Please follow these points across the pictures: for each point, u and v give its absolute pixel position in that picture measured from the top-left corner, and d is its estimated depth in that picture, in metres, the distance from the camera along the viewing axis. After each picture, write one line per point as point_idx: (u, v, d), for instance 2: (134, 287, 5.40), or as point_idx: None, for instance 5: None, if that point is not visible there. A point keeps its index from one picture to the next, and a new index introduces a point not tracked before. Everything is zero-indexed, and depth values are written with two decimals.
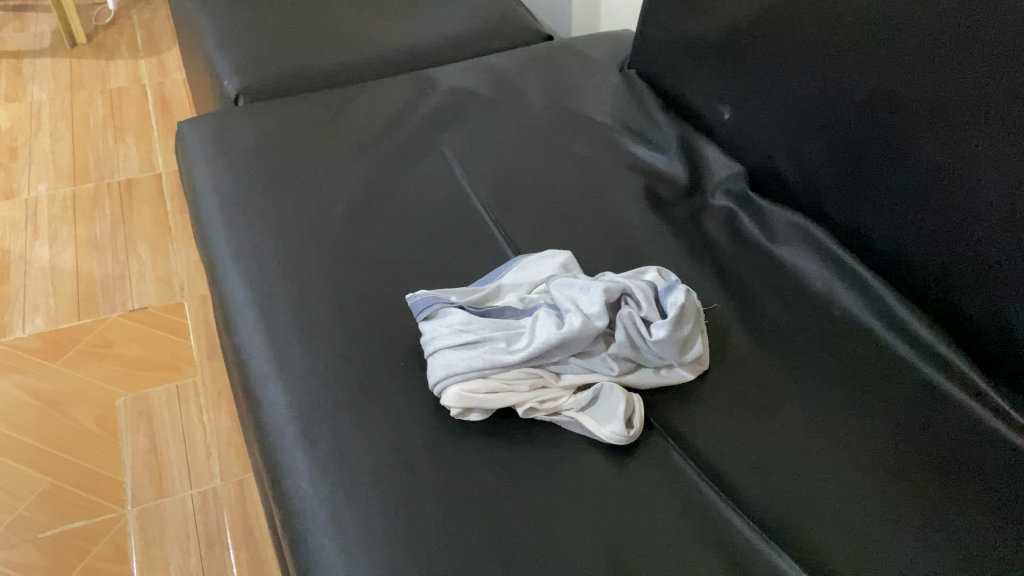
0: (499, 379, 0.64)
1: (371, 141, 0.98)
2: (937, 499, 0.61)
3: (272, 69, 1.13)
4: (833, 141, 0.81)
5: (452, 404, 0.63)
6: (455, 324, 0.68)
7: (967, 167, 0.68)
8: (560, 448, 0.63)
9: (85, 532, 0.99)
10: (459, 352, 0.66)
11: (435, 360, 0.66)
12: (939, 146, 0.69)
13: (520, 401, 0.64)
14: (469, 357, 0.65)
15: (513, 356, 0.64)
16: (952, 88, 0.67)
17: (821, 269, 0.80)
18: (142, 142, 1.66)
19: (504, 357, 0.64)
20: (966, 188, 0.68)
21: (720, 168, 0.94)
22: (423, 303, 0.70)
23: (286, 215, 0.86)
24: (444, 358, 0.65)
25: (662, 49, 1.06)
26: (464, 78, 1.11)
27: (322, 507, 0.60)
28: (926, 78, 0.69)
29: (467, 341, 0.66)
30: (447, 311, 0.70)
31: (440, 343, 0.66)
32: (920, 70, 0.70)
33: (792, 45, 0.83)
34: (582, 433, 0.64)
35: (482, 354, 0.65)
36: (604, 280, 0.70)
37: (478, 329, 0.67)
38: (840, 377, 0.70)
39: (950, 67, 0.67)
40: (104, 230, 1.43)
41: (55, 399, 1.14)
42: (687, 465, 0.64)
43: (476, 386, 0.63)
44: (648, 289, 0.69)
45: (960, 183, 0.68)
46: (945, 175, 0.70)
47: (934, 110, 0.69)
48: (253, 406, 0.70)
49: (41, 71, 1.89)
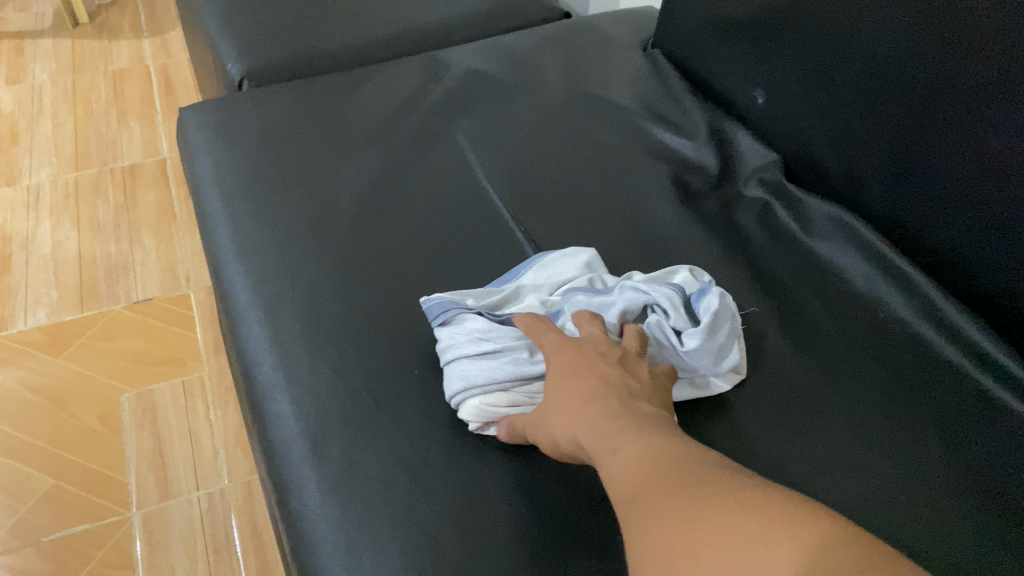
0: (513, 388, 0.60)
1: (381, 128, 0.93)
2: (984, 508, 0.57)
3: (277, 51, 1.07)
4: (871, 126, 0.76)
5: (469, 418, 0.59)
6: (474, 332, 0.63)
7: (1010, 147, 0.62)
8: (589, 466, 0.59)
9: (88, 535, 0.95)
10: (477, 361, 0.61)
11: (452, 370, 0.61)
12: (991, 130, 0.64)
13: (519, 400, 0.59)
14: (489, 367, 0.60)
15: (536, 369, 0.61)
16: (995, 62, 0.62)
17: (861, 266, 0.75)
18: (146, 125, 1.61)
19: (526, 369, 0.60)
20: (1009, 170, 0.63)
21: (751, 156, 0.89)
22: (439, 307, 0.65)
23: (292, 209, 0.81)
24: (460, 368, 0.61)
25: (689, 28, 1.00)
26: (479, 60, 1.05)
27: (331, 531, 0.56)
28: (968, 52, 0.64)
29: (486, 350, 0.62)
30: (464, 317, 0.65)
31: (455, 353, 0.62)
32: (966, 47, 0.64)
33: (823, 23, 0.78)
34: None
35: (499, 364, 0.61)
36: (625, 292, 0.65)
37: (499, 339, 0.63)
38: (882, 380, 0.66)
39: (992, 38, 0.62)
40: (107, 217, 1.39)
41: (58, 396, 1.10)
42: None
43: (497, 401, 0.59)
44: (676, 296, 0.64)
45: (1003, 165, 0.63)
46: (988, 156, 0.64)
47: (985, 92, 0.63)
48: (259, 417, 0.66)
49: (43, 52, 1.84)
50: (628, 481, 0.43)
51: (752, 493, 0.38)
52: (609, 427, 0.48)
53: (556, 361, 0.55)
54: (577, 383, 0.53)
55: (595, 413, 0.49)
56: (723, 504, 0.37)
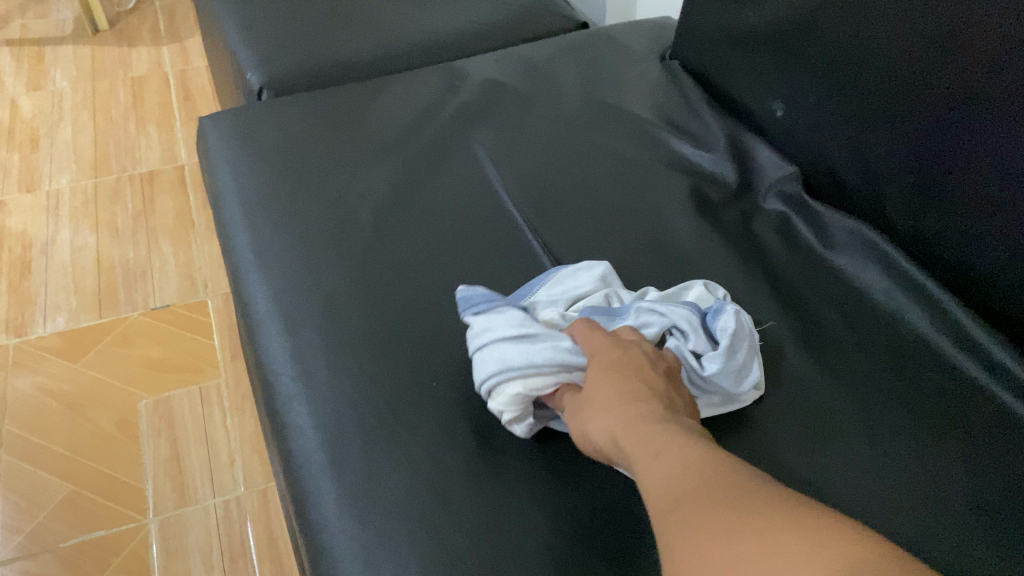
0: (554, 371, 0.60)
1: (400, 138, 0.93)
2: (1006, 526, 0.56)
3: (297, 61, 1.08)
4: (891, 140, 0.75)
5: (508, 403, 0.59)
6: (513, 319, 0.64)
7: None
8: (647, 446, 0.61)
9: (106, 542, 0.96)
10: (514, 345, 0.62)
11: (486, 353, 0.62)
12: (1010, 144, 0.63)
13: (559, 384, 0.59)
14: (527, 352, 0.61)
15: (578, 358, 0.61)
16: (1014, 75, 0.62)
17: (881, 280, 0.75)
18: (164, 132, 1.63)
19: (568, 357, 0.61)
20: None
21: (771, 169, 0.88)
22: (482, 299, 0.66)
23: (311, 220, 0.81)
24: (496, 352, 0.61)
25: (708, 39, 1.00)
26: (497, 70, 1.06)
27: (350, 544, 0.56)
28: (987, 66, 0.64)
29: (524, 336, 0.62)
30: (504, 308, 0.65)
31: (489, 335, 0.63)
32: (987, 61, 0.64)
33: (843, 35, 0.78)
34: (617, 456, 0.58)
35: (540, 349, 0.61)
36: (643, 316, 0.65)
37: (535, 328, 0.63)
38: (903, 394, 0.65)
39: (1011, 52, 0.62)
40: (125, 223, 1.40)
41: (76, 402, 1.11)
42: None
43: (538, 383, 0.59)
44: (693, 316, 0.64)
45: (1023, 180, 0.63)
46: (1008, 170, 0.64)
47: (1005, 105, 0.63)
48: (279, 428, 0.66)
49: (63, 58, 1.86)
50: (654, 489, 0.43)
51: (777, 517, 0.37)
52: (639, 436, 0.48)
53: (602, 357, 0.57)
54: (606, 398, 0.53)
55: (621, 428, 0.50)
56: (750, 518, 0.37)
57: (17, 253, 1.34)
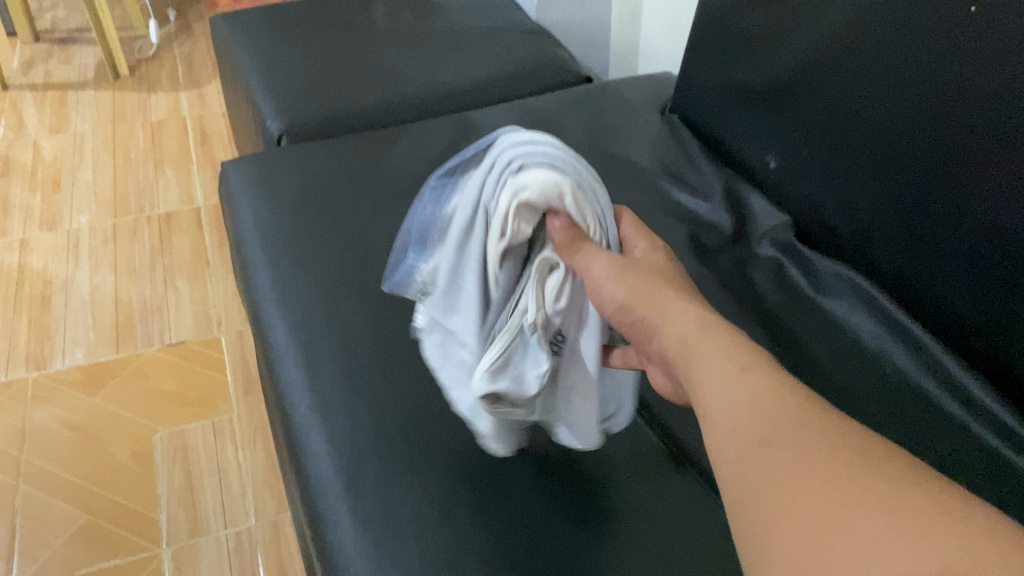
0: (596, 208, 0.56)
1: (414, 182, 0.98)
2: None
3: (315, 110, 1.14)
4: (876, 189, 0.80)
5: (547, 186, 0.53)
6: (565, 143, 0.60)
7: (1003, 208, 0.67)
8: (648, 465, 0.66)
9: (121, 570, 0.98)
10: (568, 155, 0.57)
11: (541, 142, 0.57)
12: (984, 192, 0.68)
13: (582, 221, 0.55)
14: (577, 169, 0.57)
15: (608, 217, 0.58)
16: (987, 129, 0.67)
17: (869, 323, 0.79)
18: (182, 173, 1.68)
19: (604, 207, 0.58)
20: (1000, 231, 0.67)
21: (765, 218, 0.93)
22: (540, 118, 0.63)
23: (330, 259, 0.86)
24: (553, 148, 0.57)
25: (705, 95, 1.06)
26: (506, 121, 1.11)
27: (365, 566, 0.59)
28: (962, 120, 0.69)
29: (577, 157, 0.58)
30: None
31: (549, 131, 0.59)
32: (961, 116, 0.69)
33: (831, 93, 0.84)
34: (496, 357, 0.55)
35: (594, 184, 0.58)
36: None
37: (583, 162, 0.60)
38: (887, 429, 0.69)
39: (983, 108, 0.67)
40: (143, 261, 1.45)
41: (94, 434, 1.14)
42: (693, 483, 0.64)
43: (579, 197, 0.54)
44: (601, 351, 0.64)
45: (996, 226, 0.68)
46: (983, 216, 0.69)
47: (978, 157, 0.68)
48: (297, 456, 0.70)
49: (85, 102, 1.93)
50: None
51: None
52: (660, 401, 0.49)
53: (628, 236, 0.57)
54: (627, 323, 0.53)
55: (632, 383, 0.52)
56: None
57: (38, 290, 1.38)
